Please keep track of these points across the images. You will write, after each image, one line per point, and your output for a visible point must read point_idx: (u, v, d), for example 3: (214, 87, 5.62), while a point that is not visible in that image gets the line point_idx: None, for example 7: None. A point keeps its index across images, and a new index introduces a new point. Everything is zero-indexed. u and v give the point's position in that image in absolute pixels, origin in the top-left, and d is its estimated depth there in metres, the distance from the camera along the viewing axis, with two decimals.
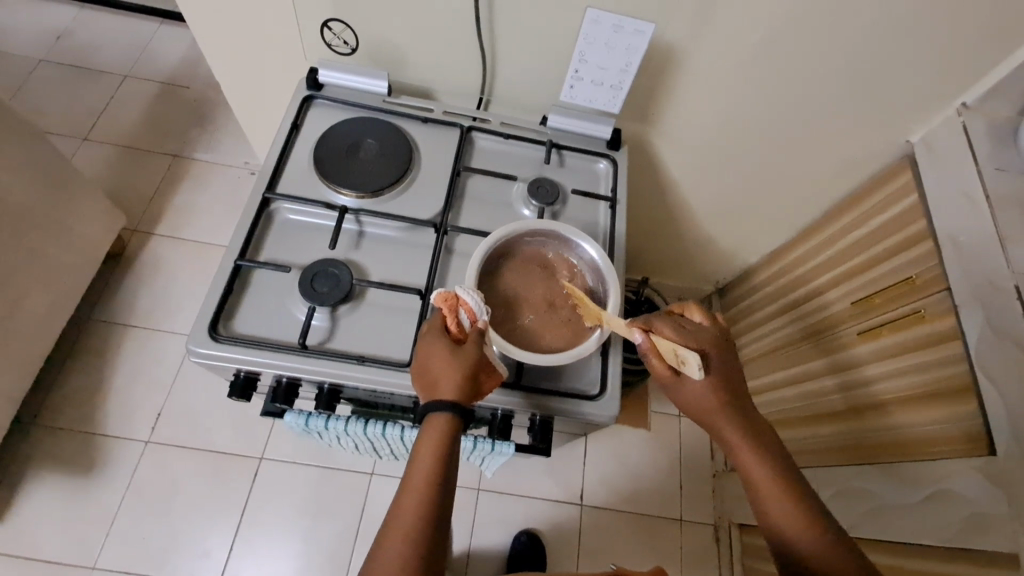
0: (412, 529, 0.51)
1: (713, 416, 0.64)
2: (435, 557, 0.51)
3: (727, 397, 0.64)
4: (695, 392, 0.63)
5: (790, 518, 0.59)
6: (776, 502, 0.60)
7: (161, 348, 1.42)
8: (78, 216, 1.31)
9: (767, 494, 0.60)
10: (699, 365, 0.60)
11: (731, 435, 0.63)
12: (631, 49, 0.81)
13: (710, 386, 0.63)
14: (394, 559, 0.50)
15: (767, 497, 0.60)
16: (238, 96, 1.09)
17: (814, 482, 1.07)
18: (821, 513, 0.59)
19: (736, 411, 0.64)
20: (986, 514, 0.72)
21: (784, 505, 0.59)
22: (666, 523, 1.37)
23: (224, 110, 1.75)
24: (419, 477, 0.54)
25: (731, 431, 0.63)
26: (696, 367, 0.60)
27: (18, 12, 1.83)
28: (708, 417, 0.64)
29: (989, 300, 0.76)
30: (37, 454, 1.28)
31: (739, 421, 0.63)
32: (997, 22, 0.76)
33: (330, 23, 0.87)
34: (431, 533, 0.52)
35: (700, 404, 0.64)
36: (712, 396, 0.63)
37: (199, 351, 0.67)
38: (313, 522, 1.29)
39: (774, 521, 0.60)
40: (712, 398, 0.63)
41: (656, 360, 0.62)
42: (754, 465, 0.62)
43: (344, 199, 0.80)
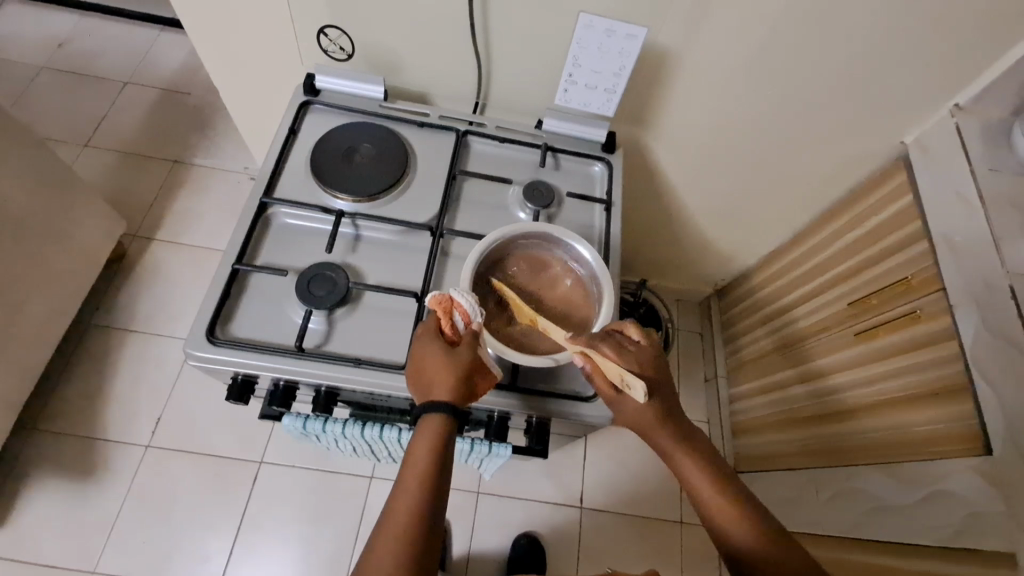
0: (405, 530, 0.52)
1: (652, 431, 0.63)
2: (427, 560, 0.51)
3: (666, 411, 0.63)
4: (636, 408, 0.62)
5: (736, 524, 0.59)
6: (720, 509, 0.60)
7: (161, 353, 1.43)
8: (78, 222, 1.32)
9: (711, 502, 0.60)
10: (644, 389, 0.59)
11: (672, 449, 0.63)
12: (624, 53, 0.81)
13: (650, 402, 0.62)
14: (387, 559, 0.50)
15: (712, 506, 0.60)
16: (236, 101, 1.10)
17: (813, 482, 1.07)
18: (765, 518, 0.59)
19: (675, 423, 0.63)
20: (983, 514, 0.71)
21: (728, 511, 0.59)
22: (665, 525, 1.36)
23: (224, 116, 1.76)
24: (412, 478, 0.54)
25: (671, 445, 0.63)
26: (641, 392, 0.59)
27: (20, 20, 1.85)
28: (648, 431, 0.63)
29: (984, 300, 0.76)
30: (38, 459, 1.29)
31: (678, 433, 0.63)
32: (988, 24, 0.77)
33: (327, 29, 0.88)
34: (424, 534, 0.52)
35: (642, 420, 0.63)
36: (651, 411, 0.62)
37: (197, 355, 0.68)
38: (313, 527, 1.29)
39: (722, 530, 0.59)
40: (653, 414, 0.62)
41: (600, 381, 0.63)
42: (695, 474, 0.62)
43: (342, 203, 0.81)
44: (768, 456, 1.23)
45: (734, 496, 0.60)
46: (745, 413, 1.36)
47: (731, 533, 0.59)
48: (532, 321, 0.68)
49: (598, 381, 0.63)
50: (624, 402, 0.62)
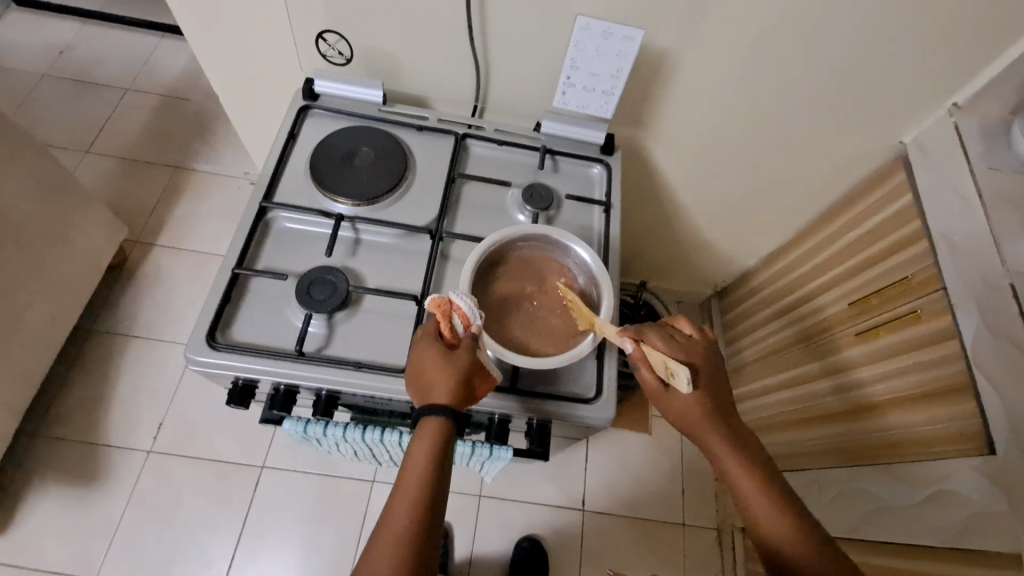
0: (404, 532, 0.52)
1: (698, 427, 0.63)
2: (425, 560, 0.51)
3: (713, 408, 0.64)
4: (682, 403, 0.63)
5: (777, 524, 0.60)
6: (762, 509, 0.60)
7: (163, 358, 1.43)
8: (80, 228, 1.33)
9: (753, 502, 0.61)
10: (688, 378, 0.60)
11: (716, 446, 0.64)
12: (622, 55, 0.82)
13: (698, 397, 0.63)
14: (385, 560, 0.50)
15: (754, 505, 0.61)
16: (236, 107, 1.10)
17: (816, 483, 1.07)
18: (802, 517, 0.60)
19: (722, 421, 0.64)
20: (988, 514, 0.71)
21: (771, 512, 0.60)
22: (669, 527, 1.36)
23: (224, 121, 1.76)
24: (411, 479, 0.54)
25: (716, 442, 0.63)
26: (685, 380, 0.59)
27: (21, 28, 1.86)
28: (693, 427, 0.64)
29: (985, 299, 0.76)
30: (40, 465, 1.29)
31: (724, 431, 0.63)
32: (985, 23, 0.77)
33: (325, 34, 0.88)
34: (422, 536, 0.52)
35: (687, 417, 0.63)
36: (698, 407, 0.63)
37: (197, 359, 0.68)
38: (315, 531, 1.29)
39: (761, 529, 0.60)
40: (699, 410, 0.63)
41: (646, 371, 0.63)
42: (739, 473, 0.62)
43: (341, 207, 0.81)
44: (771, 457, 1.22)
45: (778, 497, 0.61)
46: (747, 414, 1.36)
47: (772, 533, 0.59)
48: (592, 324, 0.67)
49: (644, 372, 0.64)
50: (669, 395, 0.63)
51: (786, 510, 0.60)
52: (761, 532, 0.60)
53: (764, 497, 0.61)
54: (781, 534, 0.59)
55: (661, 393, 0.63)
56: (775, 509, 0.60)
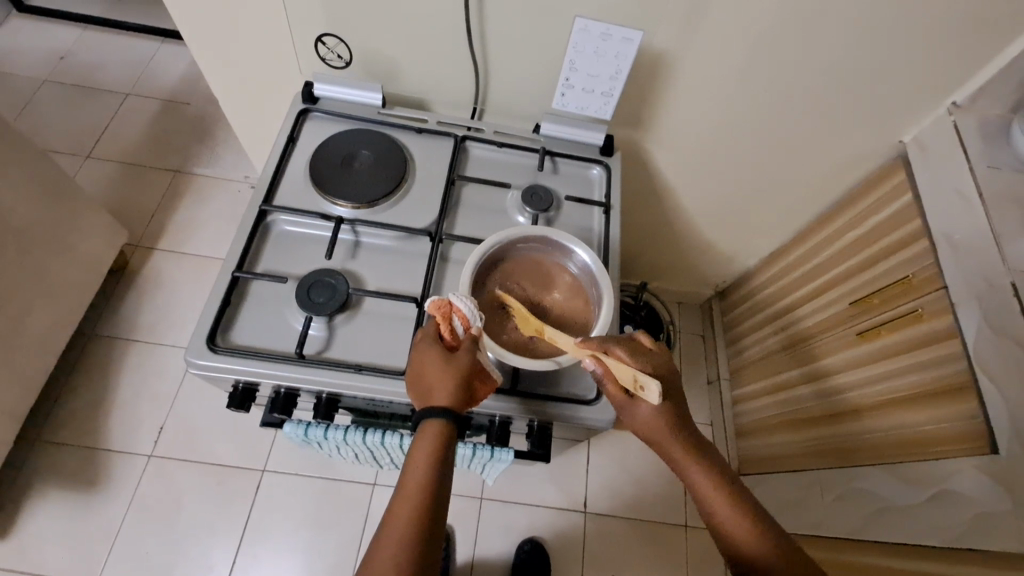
0: (406, 536, 0.51)
1: (660, 440, 0.64)
2: (427, 564, 0.51)
3: (674, 419, 0.64)
4: (644, 416, 0.63)
5: (743, 533, 0.59)
6: (728, 518, 0.60)
7: (164, 362, 1.43)
8: (81, 233, 1.33)
9: (719, 512, 0.60)
10: (659, 391, 0.58)
11: (679, 457, 0.63)
12: (621, 56, 0.82)
13: (658, 409, 0.63)
14: (388, 565, 0.50)
15: (720, 516, 0.60)
16: (235, 110, 1.10)
17: (819, 483, 1.06)
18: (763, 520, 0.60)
19: (684, 431, 0.64)
20: (992, 514, 0.71)
21: (736, 521, 0.59)
22: (671, 529, 1.36)
23: (224, 125, 1.77)
24: (413, 483, 0.54)
25: (679, 453, 0.63)
26: (655, 393, 0.58)
27: (21, 34, 1.87)
28: (657, 439, 0.64)
29: (987, 298, 0.76)
30: (41, 470, 1.29)
31: (687, 442, 0.63)
32: (984, 23, 0.77)
33: (324, 38, 0.88)
34: (425, 539, 0.52)
35: (649, 429, 0.64)
36: (659, 418, 0.63)
37: (198, 363, 0.68)
38: (316, 534, 1.29)
39: (729, 539, 0.59)
40: (661, 421, 0.63)
41: (611, 384, 0.63)
42: (702, 483, 0.62)
43: (341, 210, 0.81)
44: (773, 458, 1.22)
45: (743, 506, 0.60)
46: (749, 415, 1.35)
47: (738, 544, 0.59)
48: (539, 332, 0.66)
49: (609, 385, 0.63)
50: (634, 405, 0.64)
51: (752, 520, 0.59)
52: (729, 543, 0.59)
53: (729, 507, 0.60)
54: (748, 543, 0.58)
55: (626, 404, 0.64)
56: (742, 518, 0.59)
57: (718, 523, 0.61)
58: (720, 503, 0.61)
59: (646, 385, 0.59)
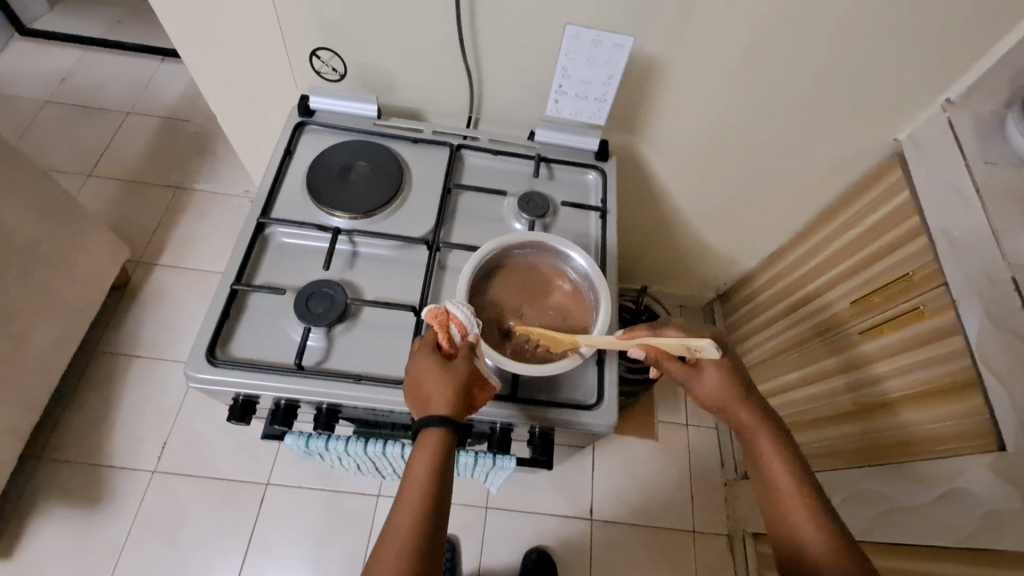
0: (406, 546, 0.51)
1: (730, 407, 0.67)
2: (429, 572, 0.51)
3: (746, 392, 0.67)
4: (712, 380, 0.67)
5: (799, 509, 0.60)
6: (786, 494, 0.62)
7: (166, 377, 1.43)
8: (83, 250, 1.34)
9: (779, 485, 0.62)
10: (714, 346, 0.61)
11: (748, 428, 0.67)
12: (612, 62, 0.82)
13: (726, 378, 0.67)
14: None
15: (780, 491, 0.62)
16: (233, 127, 1.12)
17: (825, 486, 1.05)
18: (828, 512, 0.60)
19: (754, 405, 0.67)
20: (1002, 511, 0.69)
21: (794, 496, 0.61)
22: (679, 535, 1.34)
23: (223, 141, 1.79)
24: (412, 497, 0.54)
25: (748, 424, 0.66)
26: (713, 349, 0.61)
27: (23, 57, 1.89)
28: (725, 406, 0.67)
29: (987, 293, 0.75)
30: (44, 489, 1.29)
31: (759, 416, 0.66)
32: (973, 19, 0.77)
33: (319, 51, 0.89)
34: (425, 550, 0.51)
35: (720, 396, 0.67)
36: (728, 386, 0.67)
37: (197, 376, 0.68)
38: (321, 547, 1.28)
39: (783, 514, 0.61)
40: (729, 389, 0.67)
41: (668, 362, 0.67)
42: (767, 456, 0.64)
43: (338, 221, 0.82)
44: None
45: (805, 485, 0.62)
46: None
47: (794, 521, 0.60)
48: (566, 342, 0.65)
49: (666, 363, 0.68)
50: (694, 375, 0.68)
51: (809, 498, 0.61)
52: (786, 519, 0.61)
53: (789, 482, 0.62)
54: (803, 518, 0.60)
55: (688, 371, 0.68)
56: (801, 495, 0.61)
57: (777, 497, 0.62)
58: (781, 477, 0.63)
59: (700, 347, 0.62)
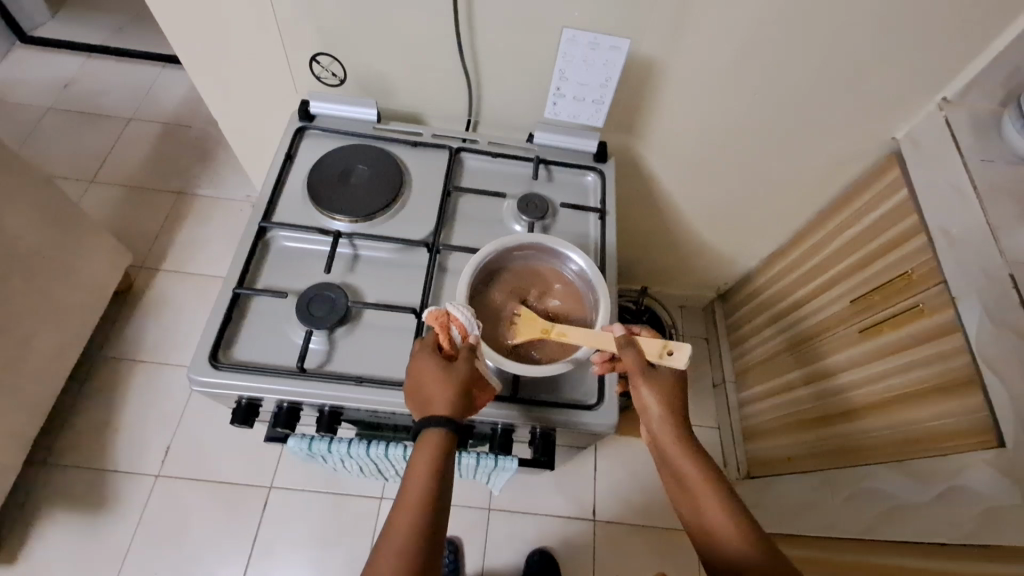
0: (409, 539, 0.52)
1: (661, 430, 0.64)
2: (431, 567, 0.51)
3: (679, 413, 0.64)
4: (649, 399, 0.63)
5: (733, 538, 0.57)
6: (719, 523, 0.58)
7: (169, 381, 1.44)
8: (85, 255, 1.34)
9: (712, 515, 0.59)
10: (689, 354, 0.62)
11: (676, 453, 0.63)
12: (609, 64, 0.83)
13: (666, 391, 0.64)
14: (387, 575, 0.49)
15: (712, 522, 0.59)
16: (234, 133, 1.13)
17: (830, 483, 1.02)
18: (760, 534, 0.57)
19: (684, 428, 0.64)
20: (1002, 508, 0.69)
21: (727, 525, 0.58)
22: (682, 535, 1.34)
23: (225, 146, 1.80)
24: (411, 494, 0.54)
25: (676, 446, 0.63)
26: (687, 355, 0.62)
27: (26, 64, 1.91)
28: (660, 422, 0.64)
29: (986, 290, 0.75)
30: (49, 494, 1.29)
31: (687, 440, 0.63)
32: (968, 18, 0.78)
33: (319, 57, 0.90)
34: (428, 544, 0.52)
35: (653, 418, 0.64)
36: (664, 407, 0.63)
37: (200, 379, 0.68)
38: (324, 550, 1.28)
39: (715, 544, 0.58)
40: (666, 404, 0.63)
41: (637, 352, 0.64)
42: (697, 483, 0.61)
43: (339, 224, 0.82)
44: (782, 459, 1.21)
45: (737, 513, 0.59)
46: (755, 417, 1.35)
47: (723, 542, 0.57)
48: (545, 332, 0.66)
49: (631, 354, 0.64)
50: (644, 382, 0.63)
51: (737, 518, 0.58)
52: (713, 540, 0.58)
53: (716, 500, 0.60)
54: (738, 549, 0.56)
55: (642, 378, 0.63)
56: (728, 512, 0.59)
57: (709, 528, 0.59)
58: (713, 505, 0.59)
59: (675, 350, 0.63)
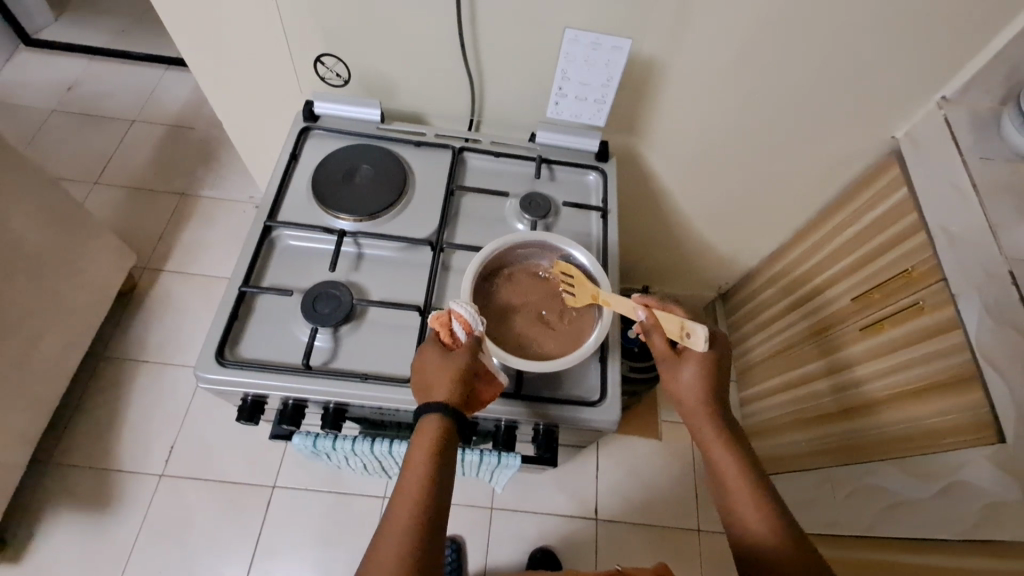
0: (409, 529, 0.52)
1: (694, 409, 0.66)
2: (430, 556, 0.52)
3: (714, 395, 0.66)
4: (686, 378, 0.66)
5: (754, 517, 0.59)
6: (742, 502, 0.61)
7: (173, 381, 1.44)
8: (90, 256, 1.35)
9: (736, 493, 0.61)
10: (705, 336, 0.59)
11: (707, 433, 0.65)
12: (611, 64, 0.84)
13: (702, 377, 0.65)
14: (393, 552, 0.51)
15: (736, 499, 0.61)
16: (238, 134, 1.13)
17: (830, 481, 1.04)
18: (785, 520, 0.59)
19: (719, 410, 0.66)
20: (1002, 503, 0.69)
21: (749, 504, 0.60)
22: (683, 534, 1.35)
23: (228, 147, 1.81)
24: (411, 473, 0.55)
25: (708, 430, 0.65)
26: (702, 337, 0.59)
27: (30, 67, 1.92)
28: (693, 406, 0.66)
29: (985, 287, 0.76)
30: (53, 493, 1.30)
31: (721, 421, 0.65)
32: (967, 17, 0.78)
33: (323, 58, 0.91)
34: (428, 533, 0.52)
35: (687, 396, 0.66)
36: (700, 387, 0.65)
37: (206, 377, 0.69)
38: (327, 549, 1.29)
39: (737, 520, 0.60)
40: (699, 389, 0.65)
41: (659, 337, 0.66)
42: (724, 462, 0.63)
43: (343, 223, 0.83)
44: (783, 458, 1.21)
45: (763, 495, 0.61)
46: (757, 415, 1.35)
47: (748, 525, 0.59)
48: (594, 297, 0.69)
49: (657, 338, 0.66)
50: (674, 366, 0.66)
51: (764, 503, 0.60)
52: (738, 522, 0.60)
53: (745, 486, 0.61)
54: (756, 526, 0.59)
55: (670, 362, 0.66)
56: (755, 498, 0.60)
57: (731, 504, 0.61)
58: (738, 484, 0.62)
59: (692, 331, 0.61)
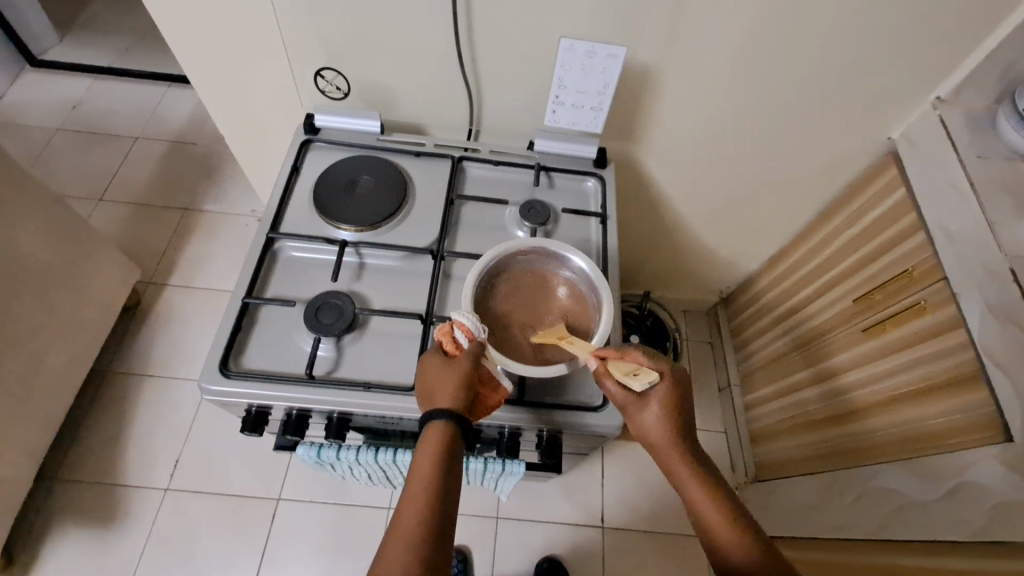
0: (414, 530, 0.51)
1: (663, 450, 0.62)
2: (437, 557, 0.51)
3: (682, 429, 0.62)
4: (647, 422, 0.62)
5: (736, 548, 0.56)
6: (722, 533, 0.57)
7: (178, 395, 1.45)
8: (95, 272, 1.36)
9: (715, 530, 0.58)
10: (652, 377, 0.62)
11: (679, 468, 0.61)
12: (607, 72, 0.85)
13: (664, 413, 0.62)
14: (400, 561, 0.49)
15: (718, 538, 0.57)
16: (241, 149, 1.15)
17: (837, 484, 1.02)
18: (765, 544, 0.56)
19: (688, 448, 0.62)
20: (1013, 503, 0.68)
21: (728, 534, 0.57)
22: (692, 540, 1.34)
23: (230, 162, 1.83)
24: (421, 478, 0.55)
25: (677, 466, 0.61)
26: (648, 380, 0.62)
27: (35, 86, 1.95)
28: (659, 446, 0.62)
29: (987, 285, 0.76)
30: (57, 509, 1.30)
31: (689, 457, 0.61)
32: (959, 17, 0.79)
33: (323, 71, 0.92)
34: (436, 533, 0.52)
35: (653, 434, 0.62)
36: (666, 424, 0.61)
37: (210, 388, 0.69)
38: (332, 562, 1.28)
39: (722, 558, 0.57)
40: (665, 426, 0.61)
41: (613, 383, 0.63)
42: (699, 498, 0.59)
43: (345, 234, 0.84)
44: (788, 462, 1.21)
45: (744, 528, 0.57)
46: (761, 419, 1.35)
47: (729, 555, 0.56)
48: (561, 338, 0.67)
49: (610, 384, 0.63)
50: (635, 408, 0.62)
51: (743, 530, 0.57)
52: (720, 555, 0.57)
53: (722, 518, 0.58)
54: (741, 559, 0.56)
55: (630, 404, 0.63)
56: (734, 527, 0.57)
57: (714, 542, 0.58)
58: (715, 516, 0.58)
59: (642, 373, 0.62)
